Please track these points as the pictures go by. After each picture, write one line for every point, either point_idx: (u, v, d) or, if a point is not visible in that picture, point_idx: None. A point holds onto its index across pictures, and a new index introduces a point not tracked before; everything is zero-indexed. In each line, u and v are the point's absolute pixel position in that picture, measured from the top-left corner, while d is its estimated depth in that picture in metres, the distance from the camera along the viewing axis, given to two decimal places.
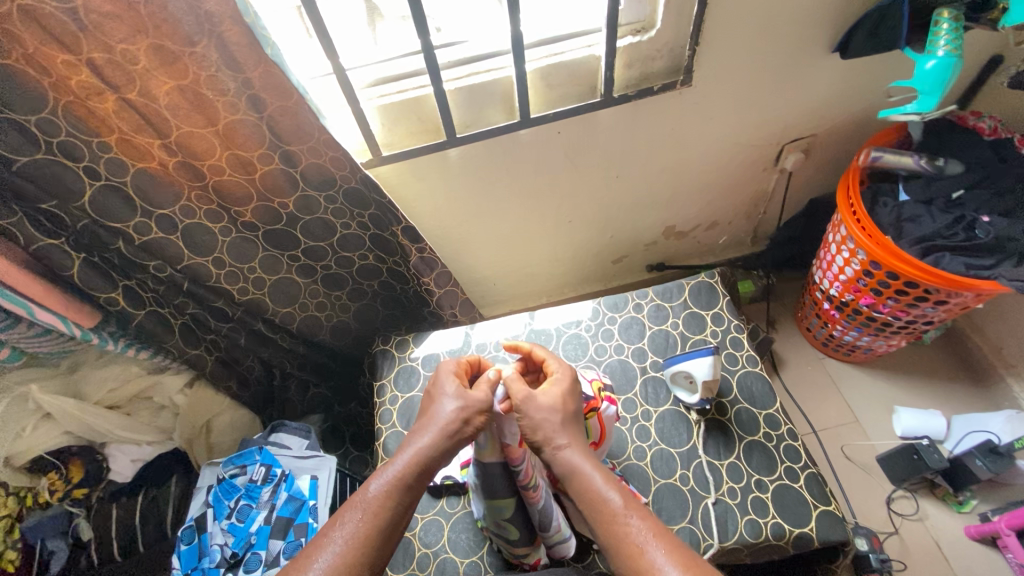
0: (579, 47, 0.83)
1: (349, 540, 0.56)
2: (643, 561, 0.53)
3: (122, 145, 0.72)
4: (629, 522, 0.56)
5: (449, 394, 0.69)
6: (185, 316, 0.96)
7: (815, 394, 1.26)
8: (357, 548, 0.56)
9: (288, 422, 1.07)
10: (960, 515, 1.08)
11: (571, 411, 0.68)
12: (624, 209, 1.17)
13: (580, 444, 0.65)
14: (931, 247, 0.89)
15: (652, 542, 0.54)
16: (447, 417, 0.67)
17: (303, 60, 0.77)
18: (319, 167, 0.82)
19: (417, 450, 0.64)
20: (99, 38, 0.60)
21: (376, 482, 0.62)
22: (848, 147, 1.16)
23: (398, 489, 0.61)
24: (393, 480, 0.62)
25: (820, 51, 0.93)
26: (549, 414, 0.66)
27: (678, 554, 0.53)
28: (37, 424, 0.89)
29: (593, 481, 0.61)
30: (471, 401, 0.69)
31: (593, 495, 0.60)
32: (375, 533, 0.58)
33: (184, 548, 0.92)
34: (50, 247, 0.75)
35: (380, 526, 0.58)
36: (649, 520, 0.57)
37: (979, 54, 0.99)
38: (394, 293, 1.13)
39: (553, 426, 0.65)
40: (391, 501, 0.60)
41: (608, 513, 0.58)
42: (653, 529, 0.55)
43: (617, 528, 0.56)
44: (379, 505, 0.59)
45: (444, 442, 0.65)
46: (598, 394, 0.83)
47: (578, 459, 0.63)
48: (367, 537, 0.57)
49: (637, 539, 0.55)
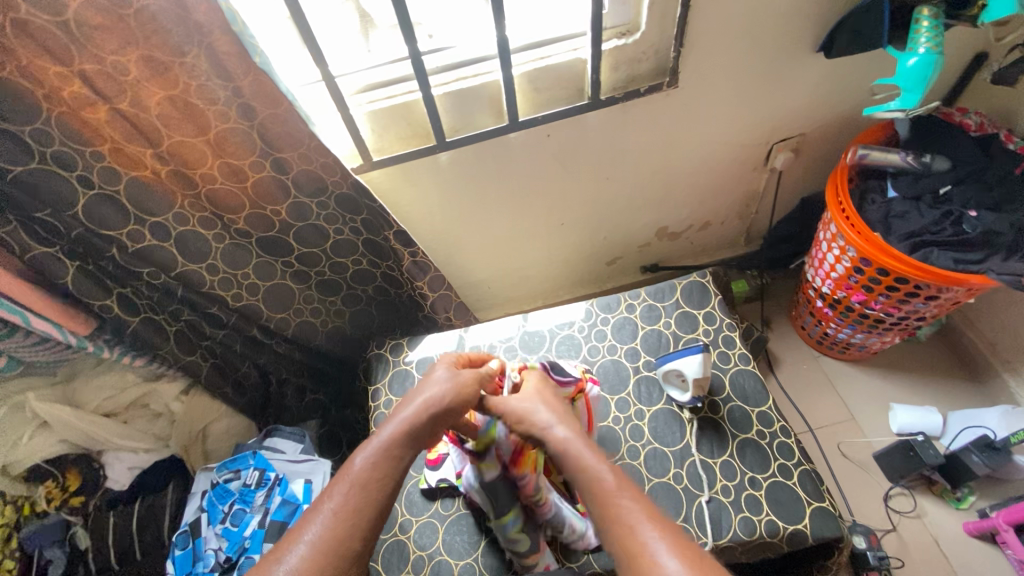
0: (566, 51, 0.85)
1: (336, 513, 0.57)
2: (630, 538, 0.53)
3: (115, 154, 0.73)
4: (621, 504, 0.56)
5: (434, 372, 0.73)
6: (180, 324, 0.97)
7: (811, 393, 1.25)
8: (346, 520, 0.56)
9: (283, 426, 1.06)
10: (959, 512, 1.07)
11: (556, 401, 0.74)
12: (616, 210, 1.18)
13: (575, 428, 0.68)
14: (920, 243, 0.90)
15: (641, 519, 0.54)
16: (435, 389, 0.70)
17: (293, 69, 0.79)
18: (310, 173, 0.83)
19: (403, 421, 0.66)
20: (90, 50, 0.62)
21: (360, 456, 0.62)
22: (837, 145, 1.17)
23: (386, 458, 0.62)
24: (378, 450, 0.63)
25: (805, 50, 0.94)
26: (534, 402, 0.72)
27: (668, 534, 0.52)
28: (34, 432, 0.90)
29: (588, 460, 0.62)
30: (456, 377, 0.73)
31: (589, 475, 0.60)
32: (362, 504, 0.58)
33: (178, 553, 0.93)
34: (45, 256, 0.77)
35: (368, 497, 0.58)
36: (641, 501, 0.56)
37: (963, 50, 1.00)
38: (388, 298, 1.14)
39: (545, 414, 0.70)
40: (379, 471, 0.61)
41: (602, 492, 0.58)
42: (642, 507, 0.55)
43: (609, 507, 0.56)
44: (366, 478, 0.60)
45: (431, 409, 0.68)
46: (584, 376, 0.90)
47: (571, 439, 0.65)
48: (355, 508, 0.57)
49: (625, 518, 0.55)
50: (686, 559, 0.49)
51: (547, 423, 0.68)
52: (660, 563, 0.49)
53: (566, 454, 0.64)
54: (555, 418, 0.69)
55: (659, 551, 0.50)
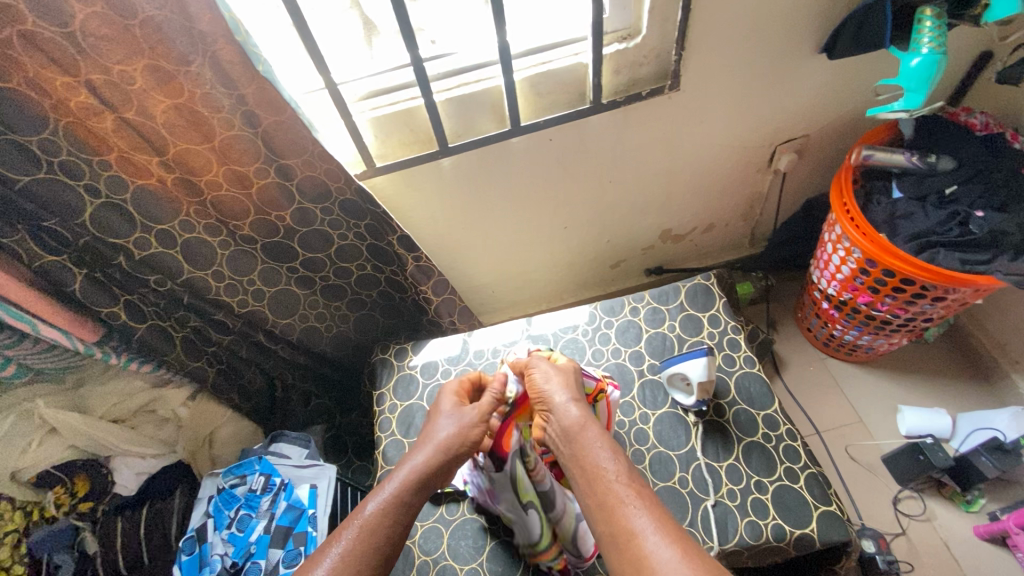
0: (567, 56, 0.85)
1: (343, 557, 0.58)
2: (623, 522, 0.55)
3: (121, 163, 0.74)
4: (618, 491, 0.58)
5: (446, 412, 0.73)
6: (186, 329, 0.98)
7: (818, 395, 1.25)
8: (353, 564, 0.57)
9: (288, 432, 1.08)
10: (969, 515, 1.06)
11: (570, 377, 0.74)
12: (619, 214, 1.18)
13: (584, 405, 0.69)
14: (927, 243, 0.89)
15: (635, 508, 0.56)
16: (446, 434, 0.70)
17: (296, 76, 0.79)
18: (314, 179, 0.84)
19: (412, 467, 0.67)
20: (96, 60, 0.63)
21: (372, 502, 0.64)
22: (841, 145, 1.16)
23: (394, 506, 0.63)
24: (388, 497, 0.64)
25: (808, 51, 0.94)
26: (553, 373, 0.74)
27: (664, 525, 0.54)
28: (43, 439, 0.91)
29: (591, 444, 0.64)
30: (467, 418, 0.72)
31: (587, 461, 0.62)
32: (371, 549, 0.59)
33: (185, 558, 0.93)
34: (52, 264, 0.77)
35: (375, 543, 0.60)
36: (633, 488, 0.59)
37: (967, 49, 0.99)
38: (392, 302, 1.15)
39: (558, 387, 0.72)
40: (387, 519, 0.62)
41: (598, 479, 0.60)
42: (638, 494, 0.57)
43: (602, 491, 0.59)
44: (374, 523, 0.61)
45: (439, 458, 0.68)
46: (604, 378, 0.87)
47: (581, 419, 0.67)
48: (364, 554, 0.58)
49: (619, 505, 0.57)
50: (681, 547, 0.51)
51: (556, 398, 0.70)
52: (651, 550, 0.51)
53: (573, 430, 0.66)
54: (566, 398, 0.70)
55: (652, 539, 0.52)
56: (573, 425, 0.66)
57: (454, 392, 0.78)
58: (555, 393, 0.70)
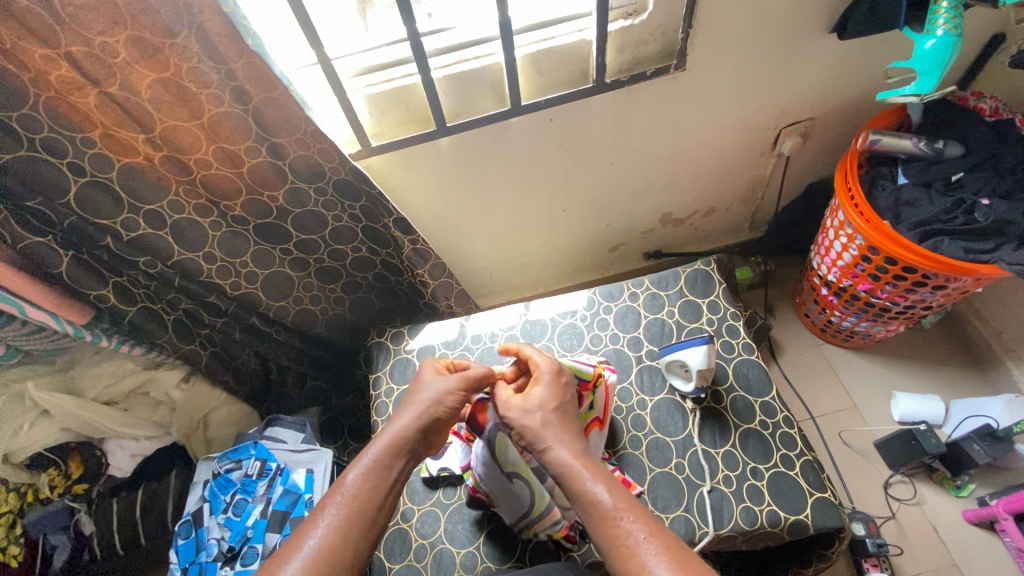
0: (570, 32, 0.82)
1: (333, 528, 0.57)
2: (633, 563, 0.53)
3: (106, 140, 0.71)
4: (622, 530, 0.56)
5: (428, 380, 0.71)
6: (178, 311, 0.96)
7: (813, 380, 1.25)
8: (343, 534, 0.57)
9: (283, 416, 1.06)
10: (958, 500, 1.08)
11: (556, 412, 0.69)
12: (619, 197, 1.16)
13: (572, 444, 0.65)
14: (930, 231, 0.88)
15: (643, 547, 0.54)
16: (429, 399, 0.69)
17: (287, 51, 0.76)
18: (308, 158, 0.81)
19: (393, 433, 0.66)
20: (76, 30, 0.59)
21: (354, 472, 0.62)
22: (847, 129, 1.14)
23: (378, 474, 0.62)
24: (370, 464, 0.63)
25: (817, 31, 0.91)
26: (529, 412, 0.68)
27: (670, 554, 0.53)
28: (35, 421, 0.91)
29: (584, 479, 0.61)
30: (449, 385, 0.71)
31: (586, 498, 0.59)
32: (355, 520, 0.58)
33: (182, 542, 0.94)
34: (38, 245, 0.76)
35: (361, 511, 0.59)
36: (643, 520, 0.56)
37: (980, 30, 0.97)
38: (388, 285, 1.13)
39: (537, 434, 0.66)
40: (370, 485, 0.61)
41: (600, 514, 0.58)
42: (645, 532, 0.55)
43: (608, 529, 0.57)
44: (357, 492, 0.60)
45: (418, 423, 0.67)
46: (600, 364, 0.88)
47: (568, 459, 0.63)
48: (351, 522, 0.58)
49: (629, 543, 0.55)
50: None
51: (543, 439, 0.65)
52: None
53: (563, 474, 0.62)
54: (550, 437, 0.65)
55: None
56: (564, 470, 0.63)
57: (436, 365, 0.75)
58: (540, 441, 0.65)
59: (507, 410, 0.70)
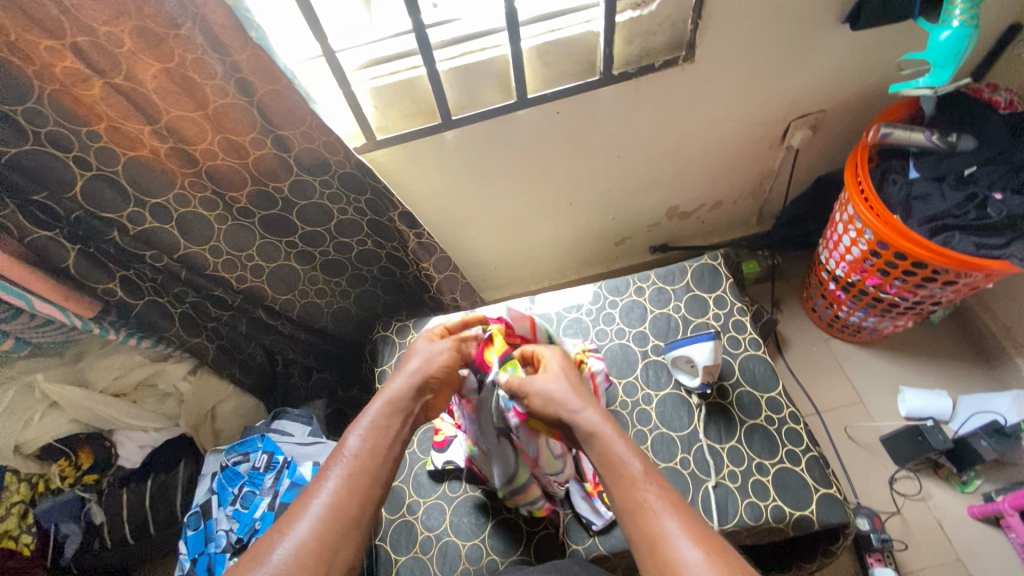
0: (577, 24, 0.81)
1: (339, 490, 0.56)
2: (654, 526, 0.53)
3: (111, 133, 0.71)
4: (645, 495, 0.55)
5: (418, 347, 0.72)
6: (185, 305, 0.97)
7: (819, 375, 1.25)
8: (349, 492, 0.57)
9: (290, 410, 1.10)
10: (964, 495, 1.08)
11: (577, 379, 0.69)
12: (625, 190, 1.15)
13: (599, 409, 0.64)
14: (941, 227, 0.87)
15: (665, 511, 0.53)
16: (424, 363, 0.69)
17: (291, 44, 0.74)
18: (313, 151, 0.80)
19: (390, 395, 0.65)
20: (81, 21, 0.59)
21: (355, 435, 0.62)
22: (858, 121, 1.12)
23: (378, 433, 0.62)
24: (371, 425, 0.63)
25: (829, 22, 0.89)
26: (550, 383, 0.67)
27: (691, 525, 0.52)
28: (45, 413, 0.93)
29: (609, 442, 0.60)
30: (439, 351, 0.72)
31: (612, 461, 0.59)
32: (360, 477, 0.58)
33: (191, 533, 0.95)
34: (47, 239, 0.76)
35: (365, 470, 0.58)
36: (666, 489, 0.56)
37: (997, 20, 0.95)
38: (394, 279, 1.13)
39: (567, 397, 0.65)
40: (373, 445, 0.61)
41: (625, 480, 0.57)
42: (667, 497, 0.55)
43: (632, 494, 0.56)
44: (361, 452, 0.60)
45: (414, 385, 0.67)
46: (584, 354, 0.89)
47: (597, 422, 0.62)
48: (359, 481, 0.58)
49: (651, 507, 0.54)
50: (709, 549, 0.49)
51: (572, 403, 0.65)
52: (684, 556, 0.49)
53: (589, 437, 0.62)
54: (578, 400, 0.65)
55: (683, 544, 0.50)
56: (590, 433, 0.62)
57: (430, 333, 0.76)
58: (570, 405, 0.64)
59: (528, 384, 0.68)
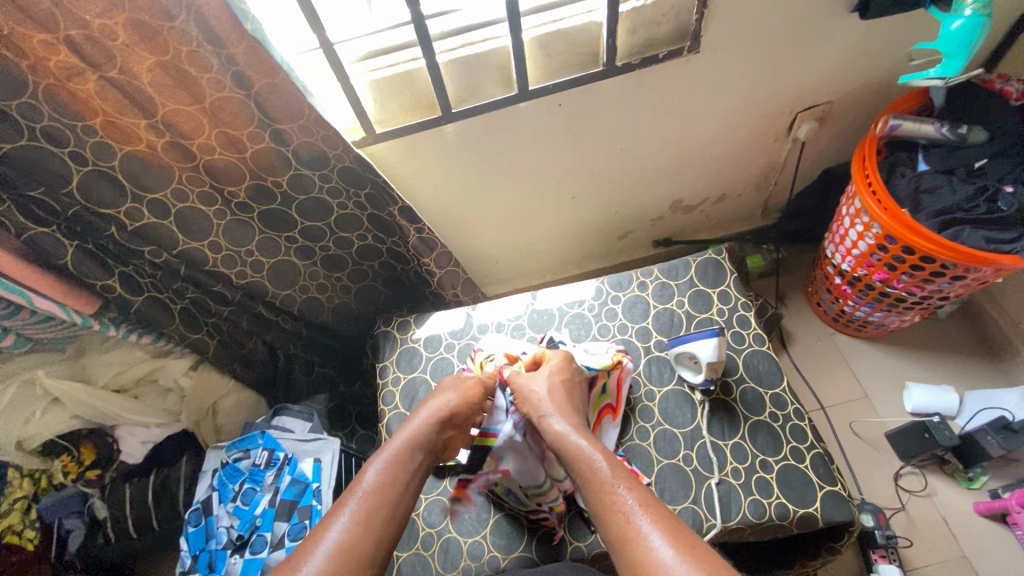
0: (579, 13, 0.79)
1: (354, 520, 0.59)
2: (626, 526, 0.54)
3: (107, 128, 0.70)
4: (616, 495, 0.57)
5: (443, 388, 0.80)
6: (185, 300, 0.96)
7: (824, 370, 1.24)
8: (362, 523, 0.59)
9: (291, 405, 1.06)
10: (970, 492, 1.07)
11: (562, 380, 0.77)
12: (629, 183, 1.14)
13: (571, 417, 0.70)
14: (951, 220, 0.86)
15: (638, 510, 0.55)
16: (444, 400, 0.77)
17: (288, 36, 0.74)
18: (312, 145, 0.79)
19: (412, 432, 0.71)
20: (73, 13, 0.57)
21: (374, 467, 0.66)
22: (866, 113, 1.10)
23: (396, 467, 0.66)
24: (390, 458, 0.67)
25: (838, 11, 0.87)
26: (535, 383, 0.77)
27: (664, 523, 0.53)
28: (46, 409, 0.92)
29: (582, 450, 0.64)
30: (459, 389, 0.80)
31: (584, 466, 0.62)
32: (376, 508, 0.61)
33: (192, 530, 0.95)
34: (42, 236, 0.75)
35: (381, 501, 0.62)
36: (637, 489, 0.58)
37: (1010, 7, 0.92)
38: (395, 274, 1.12)
39: (543, 400, 0.73)
40: (391, 478, 0.65)
41: (597, 483, 0.59)
42: (638, 495, 0.57)
43: (604, 496, 0.58)
44: (379, 484, 0.64)
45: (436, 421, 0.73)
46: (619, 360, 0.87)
47: (563, 428, 0.68)
48: (373, 511, 0.61)
49: (623, 508, 0.56)
50: (679, 545, 0.50)
51: (545, 407, 0.72)
52: (655, 553, 0.50)
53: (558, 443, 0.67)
54: (552, 407, 0.72)
55: (654, 540, 0.51)
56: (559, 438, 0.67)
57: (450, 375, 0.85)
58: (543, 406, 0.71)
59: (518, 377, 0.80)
